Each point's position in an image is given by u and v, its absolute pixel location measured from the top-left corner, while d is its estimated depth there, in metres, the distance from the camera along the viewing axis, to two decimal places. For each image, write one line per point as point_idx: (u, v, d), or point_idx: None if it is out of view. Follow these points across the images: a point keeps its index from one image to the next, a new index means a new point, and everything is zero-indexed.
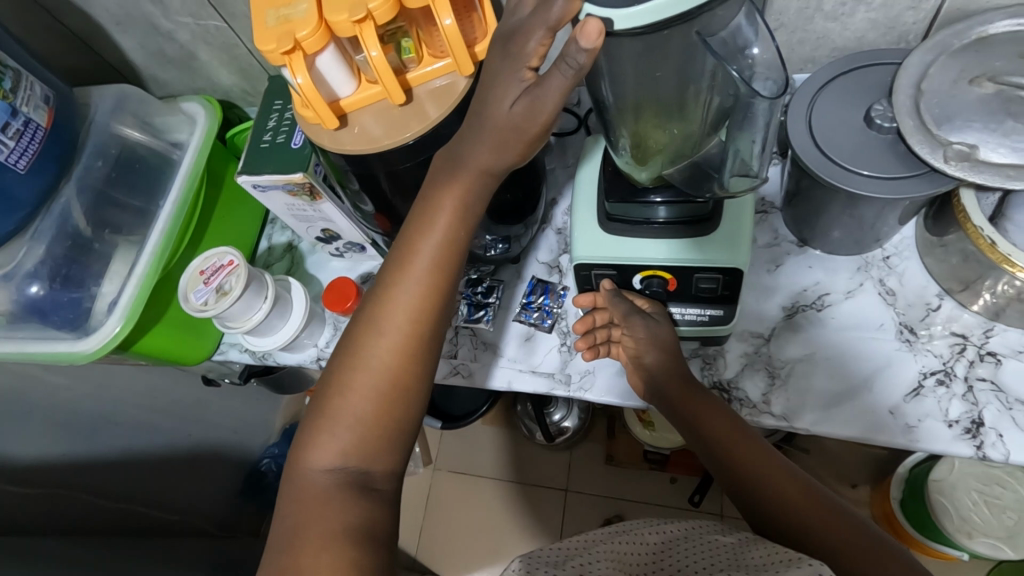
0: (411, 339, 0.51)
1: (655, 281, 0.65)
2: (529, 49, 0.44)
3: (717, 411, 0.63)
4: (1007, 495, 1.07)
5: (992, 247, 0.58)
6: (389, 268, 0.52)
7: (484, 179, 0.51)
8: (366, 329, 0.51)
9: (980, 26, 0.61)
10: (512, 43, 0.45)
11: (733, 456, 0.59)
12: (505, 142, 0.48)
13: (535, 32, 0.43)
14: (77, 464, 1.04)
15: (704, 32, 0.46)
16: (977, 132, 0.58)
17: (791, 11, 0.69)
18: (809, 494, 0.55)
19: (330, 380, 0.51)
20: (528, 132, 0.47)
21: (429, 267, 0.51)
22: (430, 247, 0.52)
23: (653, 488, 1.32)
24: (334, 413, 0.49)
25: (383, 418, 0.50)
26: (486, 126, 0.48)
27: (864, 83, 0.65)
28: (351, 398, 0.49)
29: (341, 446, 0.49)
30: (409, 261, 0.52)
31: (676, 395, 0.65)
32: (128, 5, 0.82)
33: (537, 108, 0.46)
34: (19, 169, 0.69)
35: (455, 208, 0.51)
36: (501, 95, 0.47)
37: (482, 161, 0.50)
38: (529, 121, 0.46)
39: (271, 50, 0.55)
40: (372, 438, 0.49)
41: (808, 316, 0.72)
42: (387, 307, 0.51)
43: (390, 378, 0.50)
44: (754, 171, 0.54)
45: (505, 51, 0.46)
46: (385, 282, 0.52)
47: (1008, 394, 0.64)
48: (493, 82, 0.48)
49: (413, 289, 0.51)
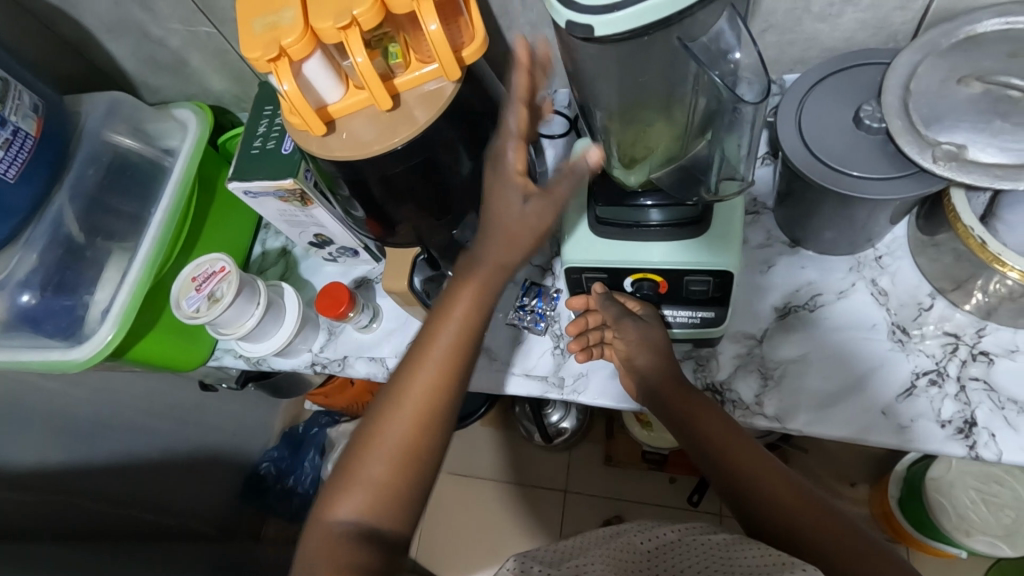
0: (432, 412, 0.52)
1: (645, 284, 0.65)
2: (513, 162, 0.56)
3: (711, 413, 0.63)
4: (1005, 493, 1.07)
5: (983, 246, 0.58)
6: (413, 349, 0.54)
7: (501, 271, 0.56)
8: (389, 402, 0.52)
9: (969, 25, 0.61)
10: (499, 166, 0.56)
11: (726, 457, 0.59)
12: (518, 238, 0.56)
13: (511, 149, 0.56)
14: (76, 469, 1.04)
15: (685, 37, 0.46)
16: (965, 132, 0.58)
17: (779, 12, 0.69)
18: (803, 496, 0.55)
19: (356, 442, 0.52)
20: (535, 228, 0.56)
21: (451, 348, 0.53)
22: (455, 324, 0.54)
23: (652, 488, 1.32)
24: (356, 470, 0.50)
25: (401, 489, 0.50)
26: (500, 224, 0.56)
27: (854, 83, 0.65)
28: (370, 462, 0.50)
29: (357, 504, 0.49)
30: (432, 342, 0.54)
31: (670, 398, 0.64)
32: (119, 12, 0.83)
33: (544, 211, 0.56)
34: (8, 178, 0.69)
35: (474, 296, 0.55)
36: (506, 201, 0.55)
37: (499, 252, 0.55)
38: (538, 218, 0.56)
39: (256, 58, 0.55)
40: (388, 503, 0.50)
41: (801, 316, 0.71)
42: (410, 382, 0.52)
43: (409, 452, 0.51)
44: (741, 173, 0.58)
45: (497, 173, 0.56)
46: (414, 355, 0.54)
47: (1000, 393, 0.64)
48: (492, 194, 0.56)
49: (434, 368, 0.53)
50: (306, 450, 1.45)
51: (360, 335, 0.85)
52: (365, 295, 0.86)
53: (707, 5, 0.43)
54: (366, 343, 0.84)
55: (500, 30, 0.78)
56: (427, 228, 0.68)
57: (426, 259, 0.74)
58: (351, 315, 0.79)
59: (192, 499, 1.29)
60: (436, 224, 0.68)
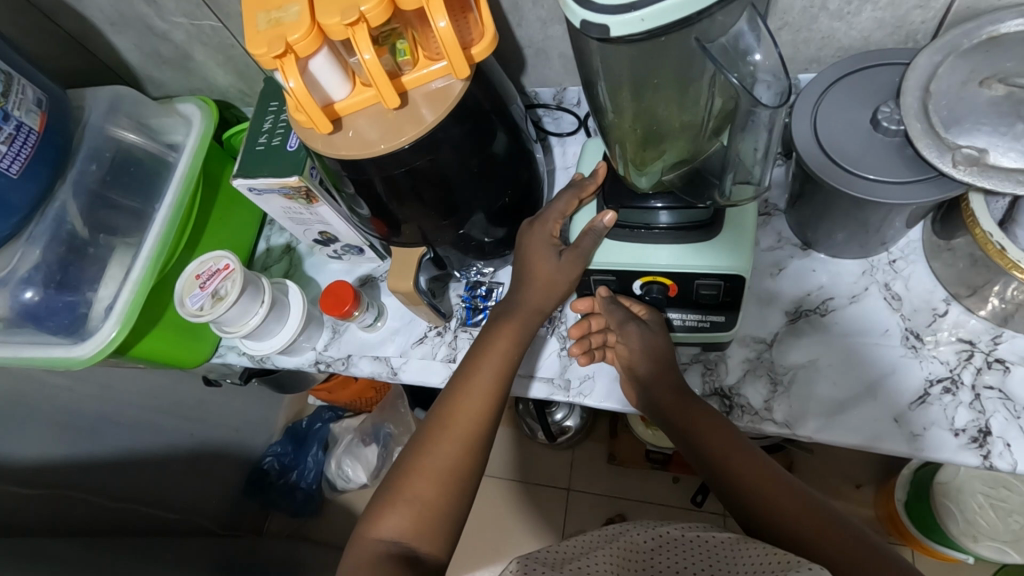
0: (466, 443, 0.59)
1: (655, 288, 0.64)
2: (549, 225, 0.66)
3: (710, 417, 0.62)
4: (1014, 498, 1.06)
5: (1001, 253, 0.57)
6: (454, 386, 0.63)
7: (536, 316, 0.67)
8: (433, 432, 0.59)
9: (990, 25, 0.59)
10: (540, 228, 0.67)
11: (727, 459, 0.59)
12: (552, 289, 0.66)
13: (550, 216, 0.66)
14: (78, 463, 1.03)
15: (702, 38, 0.45)
16: (986, 136, 0.57)
17: (795, 10, 0.68)
18: (806, 499, 0.54)
19: (396, 471, 0.58)
20: (565, 280, 0.65)
21: (488, 384, 0.63)
22: (488, 365, 0.64)
23: (655, 488, 1.31)
24: (397, 494, 0.56)
25: (440, 511, 0.56)
26: (535, 276, 0.66)
27: (872, 83, 0.64)
28: (413, 485, 0.56)
29: (402, 524, 0.55)
30: (472, 379, 0.63)
31: (673, 401, 0.64)
32: (122, 5, 0.82)
33: (574, 263, 0.64)
34: (11, 174, 0.68)
35: (510, 339, 0.66)
36: (543, 257, 0.66)
37: (534, 301, 0.67)
38: (568, 270, 0.64)
39: (261, 54, 0.54)
40: (427, 525, 0.55)
41: (811, 321, 0.70)
42: (451, 413, 0.60)
43: (449, 477, 0.57)
44: (756, 176, 0.56)
45: (537, 236, 0.67)
46: (451, 395, 0.62)
47: (1016, 402, 0.62)
48: (531, 251, 0.67)
49: (469, 403, 0.61)
50: (309, 446, 1.45)
51: (364, 333, 0.84)
52: (370, 293, 0.86)
53: (726, 5, 0.42)
54: (371, 342, 0.83)
55: (509, 28, 0.77)
56: (434, 227, 0.67)
57: (432, 259, 0.73)
58: (355, 315, 0.78)
59: (195, 495, 1.28)
60: (443, 224, 0.67)
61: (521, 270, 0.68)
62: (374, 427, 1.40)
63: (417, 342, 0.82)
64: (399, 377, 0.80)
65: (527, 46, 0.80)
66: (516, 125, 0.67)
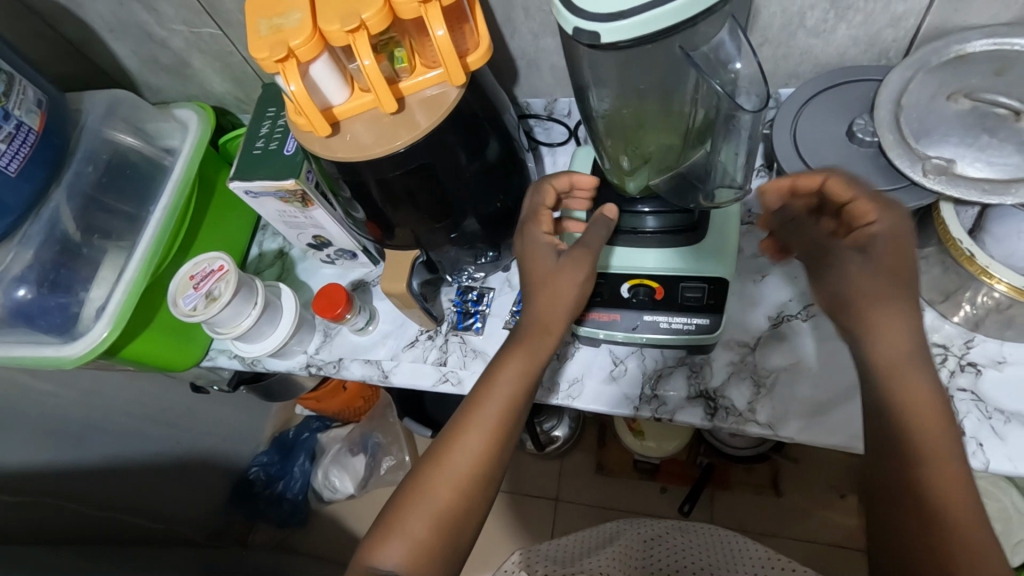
0: (465, 479, 0.57)
1: (641, 290, 0.66)
2: (540, 230, 0.65)
3: (918, 373, 0.49)
4: (990, 505, 1.08)
5: (971, 259, 0.60)
6: (462, 412, 0.60)
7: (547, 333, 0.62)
8: (432, 463, 0.58)
9: (957, 44, 0.62)
10: (530, 234, 0.65)
11: (905, 427, 0.47)
12: (556, 288, 0.62)
13: (539, 222, 0.65)
14: (64, 469, 1.02)
15: (686, 46, 0.47)
16: (954, 147, 0.60)
17: (774, 27, 0.71)
18: (966, 503, 0.45)
19: (397, 503, 0.58)
20: (569, 275, 0.62)
21: (498, 411, 0.59)
22: (499, 393, 0.60)
23: (642, 497, 1.32)
24: (394, 526, 0.56)
25: (434, 547, 0.55)
26: (539, 280, 0.63)
27: (846, 99, 0.67)
28: (410, 518, 0.56)
29: (397, 556, 0.54)
30: (477, 407, 0.59)
31: (864, 347, 0.51)
32: (123, 12, 0.83)
33: (578, 258, 0.62)
34: (9, 173, 0.69)
35: (521, 363, 0.61)
36: (542, 256, 0.63)
37: (543, 317, 0.62)
38: (570, 266, 0.62)
39: (264, 58, 0.56)
40: (424, 560, 0.55)
41: (793, 325, 0.73)
42: (451, 446, 0.58)
43: (444, 512, 0.56)
44: (739, 181, 0.59)
45: (531, 239, 0.64)
46: (459, 422, 0.59)
47: (987, 403, 0.65)
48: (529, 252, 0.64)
49: (476, 431, 0.58)
50: (296, 456, 1.44)
51: (356, 337, 0.85)
52: (362, 297, 0.87)
53: (708, 16, 0.44)
54: (362, 345, 0.84)
55: (502, 39, 0.79)
56: (428, 230, 0.69)
57: (425, 261, 0.75)
58: (348, 318, 0.79)
59: (180, 503, 1.27)
60: (436, 227, 0.68)
61: (523, 279, 0.65)
62: (362, 436, 1.41)
63: (409, 345, 0.83)
64: (389, 380, 0.81)
65: (519, 57, 0.82)
66: (508, 132, 0.69)
